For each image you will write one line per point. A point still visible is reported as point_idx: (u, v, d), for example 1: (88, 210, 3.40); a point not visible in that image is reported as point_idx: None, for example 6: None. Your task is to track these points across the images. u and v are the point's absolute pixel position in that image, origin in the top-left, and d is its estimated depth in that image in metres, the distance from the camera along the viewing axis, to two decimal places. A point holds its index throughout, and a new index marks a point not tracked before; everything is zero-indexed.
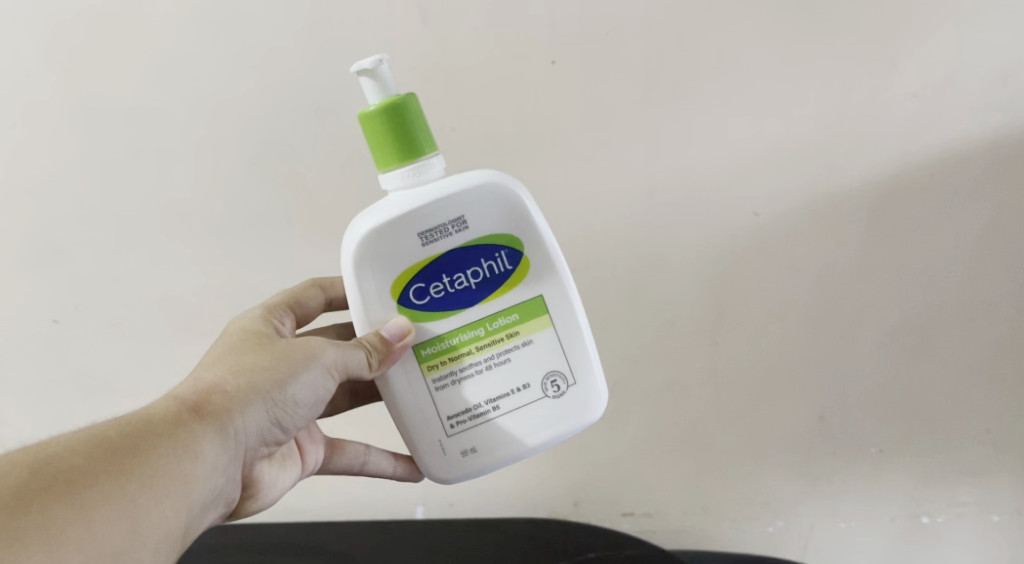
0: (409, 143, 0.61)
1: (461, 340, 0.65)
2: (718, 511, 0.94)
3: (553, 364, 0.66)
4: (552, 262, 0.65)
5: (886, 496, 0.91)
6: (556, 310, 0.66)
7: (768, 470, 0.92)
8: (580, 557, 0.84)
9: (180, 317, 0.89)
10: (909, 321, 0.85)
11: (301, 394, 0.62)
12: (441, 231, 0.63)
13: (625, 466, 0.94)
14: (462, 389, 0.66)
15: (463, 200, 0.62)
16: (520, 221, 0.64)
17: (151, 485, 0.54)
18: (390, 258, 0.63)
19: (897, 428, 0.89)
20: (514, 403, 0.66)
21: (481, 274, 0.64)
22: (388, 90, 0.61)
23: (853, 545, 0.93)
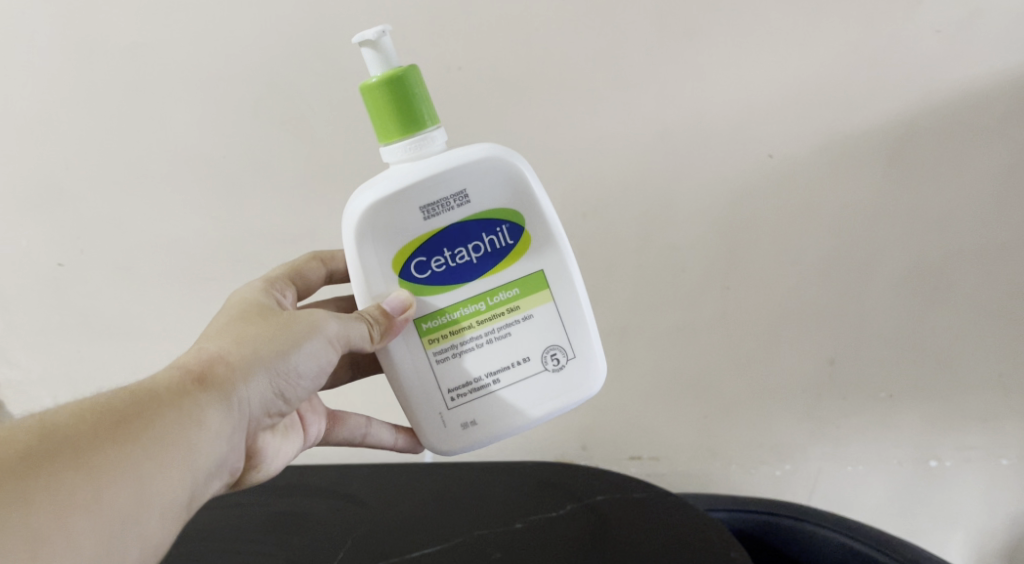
0: (410, 116, 0.60)
1: (461, 315, 0.65)
2: (726, 454, 0.95)
3: (553, 339, 0.66)
4: (552, 237, 0.65)
5: (895, 440, 0.92)
6: (556, 285, 0.65)
7: (777, 413, 0.92)
8: (589, 500, 0.84)
9: (185, 263, 0.89)
10: (922, 266, 0.83)
11: (304, 364, 0.62)
12: (442, 206, 0.62)
13: (633, 409, 0.94)
14: (463, 362, 0.66)
15: (465, 175, 0.62)
16: (520, 196, 0.63)
17: (158, 454, 0.53)
18: (391, 232, 0.63)
19: (908, 374, 0.89)
20: (514, 377, 0.66)
21: (481, 249, 0.64)
22: (390, 63, 0.60)
23: (859, 488, 0.95)
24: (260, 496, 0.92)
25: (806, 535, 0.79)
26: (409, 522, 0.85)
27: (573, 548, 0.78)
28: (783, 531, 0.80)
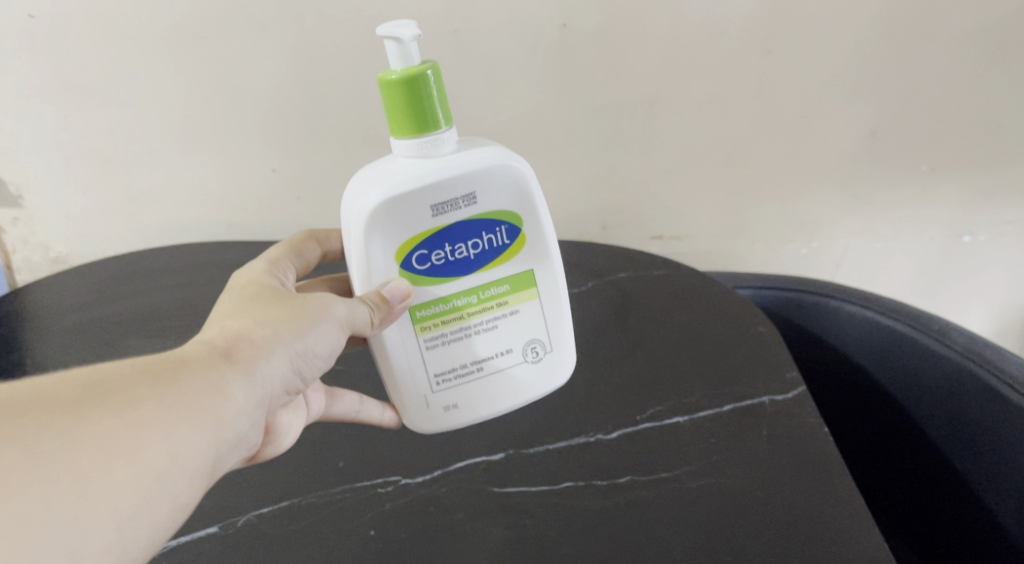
0: (422, 116, 0.49)
1: (449, 299, 0.53)
2: (751, 233, 0.92)
3: (534, 335, 0.55)
4: (546, 240, 0.54)
5: (929, 213, 0.89)
6: (544, 284, 0.54)
7: (808, 189, 0.88)
8: (610, 277, 0.79)
9: (152, 18, 0.73)
10: (990, 23, 0.76)
11: (321, 345, 0.50)
12: (449, 204, 0.50)
13: (657, 186, 0.87)
14: (445, 348, 0.53)
15: (478, 175, 0.50)
16: (531, 201, 0.52)
17: (190, 412, 0.43)
18: (386, 232, 0.50)
19: (956, 144, 0.84)
20: (496, 370, 0.55)
21: (479, 248, 0.52)
22: (412, 56, 0.48)
23: (886, 262, 0.93)
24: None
25: (830, 310, 0.78)
26: None
27: (597, 326, 0.72)
28: (804, 307, 0.79)
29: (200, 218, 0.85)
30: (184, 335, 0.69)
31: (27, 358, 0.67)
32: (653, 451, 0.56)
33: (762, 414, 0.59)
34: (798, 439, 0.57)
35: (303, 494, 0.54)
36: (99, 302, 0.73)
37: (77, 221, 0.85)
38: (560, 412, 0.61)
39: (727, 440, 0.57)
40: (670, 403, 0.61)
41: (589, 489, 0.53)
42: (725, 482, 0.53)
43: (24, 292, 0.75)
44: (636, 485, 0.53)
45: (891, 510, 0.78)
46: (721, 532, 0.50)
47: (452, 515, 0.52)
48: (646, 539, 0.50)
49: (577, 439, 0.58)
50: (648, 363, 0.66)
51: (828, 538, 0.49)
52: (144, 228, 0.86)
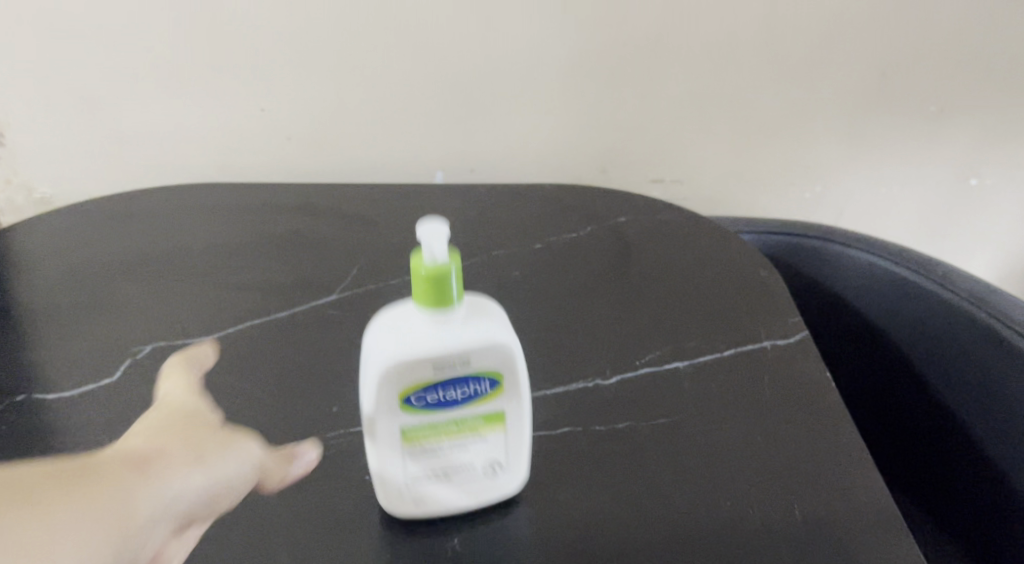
0: (433, 296, 0.41)
1: (419, 428, 0.44)
2: (754, 177, 0.89)
3: (495, 457, 0.46)
4: (521, 391, 0.45)
5: (937, 156, 0.88)
6: (514, 420, 0.45)
7: (816, 130, 0.86)
8: (611, 222, 0.76)
9: None
10: None
11: (233, 478, 0.40)
12: (450, 365, 0.43)
13: (660, 127, 0.84)
14: (404, 470, 0.45)
15: (487, 343, 0.43)
16: (527, 347, 0.45)
17: (99, 518, 0.33)
18: (383, 374, 0.42)
19: (965, 82, 0.83)
20: (455, 496, 0.46)
21: (468, 397, 0.44)
22: (438, 253, 0.40)
23: (890, 208, 0.91)
24: (253, 214, 0.76)
25: (831, 255, 0.77)
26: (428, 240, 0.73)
27: (595, 271, 0.69)
28: (805, 252, 0.78)
29: (187, 158, 0.82)
30: (173, 279, 0.67)
31: (12, 301, 0.64)
32: (651, 396, 0.55)
33: (762, 359, 0.58)
34: (798, 383, 0.56)
35: (297, 439, 0.52)
36: (88, 243, 0.71)
37: (58, 159, 0.80)
38: (558, 357, 0.59)
39: (727, 385, 0.56)
40: (667, 346, 0.60)
41: (588, 433, 0.52)
42: (726, 427, 0.52)
43: (6, 233, 0.72)
44: (633, 430, 0.52)
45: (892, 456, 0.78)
46: (722, 475, 0.49)
47: None
48: (646, 483, 0.49)
49: (574, 383, 0.56)
50: (647, 307, 0.64)
51: (830, 480, 0.49)
52: (129, 169, 0.82)
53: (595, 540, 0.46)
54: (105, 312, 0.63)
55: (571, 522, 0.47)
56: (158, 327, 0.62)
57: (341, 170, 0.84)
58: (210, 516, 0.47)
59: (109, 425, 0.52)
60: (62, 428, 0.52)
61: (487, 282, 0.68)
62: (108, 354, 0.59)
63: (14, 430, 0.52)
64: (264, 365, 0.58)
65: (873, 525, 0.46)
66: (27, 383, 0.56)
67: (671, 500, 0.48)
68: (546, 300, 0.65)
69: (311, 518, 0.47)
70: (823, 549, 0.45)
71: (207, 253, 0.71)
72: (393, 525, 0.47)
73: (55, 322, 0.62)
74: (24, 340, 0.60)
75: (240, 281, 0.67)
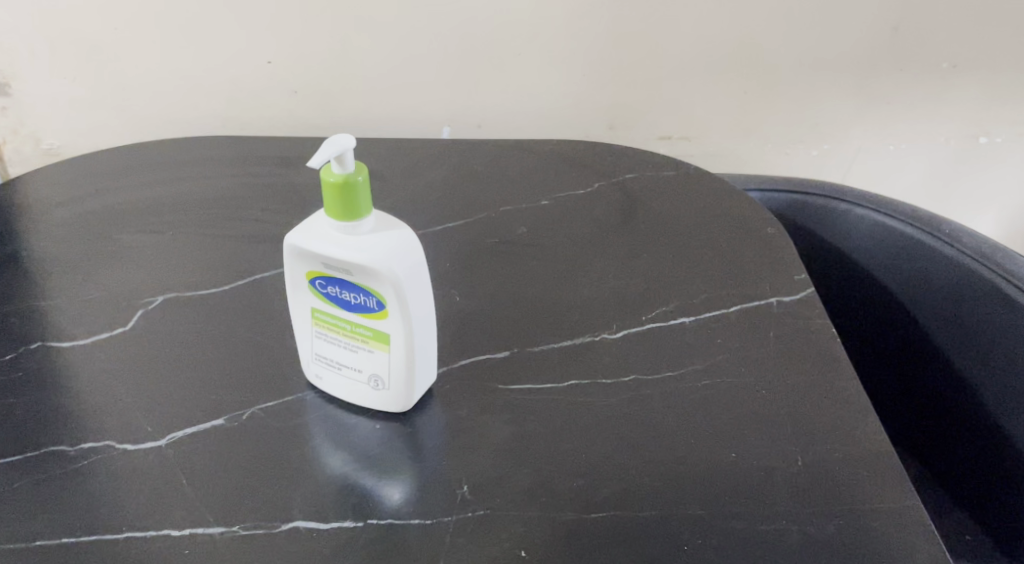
0: (338, 210, 0.44)
1: (324, 312, 0.49)
2: (762, 134, 0.88)
3: (379, 369, 0.49)
4: (403, 319, 0.47)
5: (946, 113, 0.87)
6: (394, 343, 0.48)
7: (825, 86, 0.85)
8: (618, 177, 0.76)
9: None
10: None
11: None
12: (339, 269, 0.46)
13: (667, 83, 0.84)
14: (316, 344, 0.50)
15: (366, 263, 0.45)
16: (417, 280, 0.47)
17: None
18: (291, 251, 0.47)
19: (977, 37, 0.82)
20: (348, 385, 0.51)
21: (355, 303, 0.47)
22: (344, 167, 0.43)
23: (897, 165, 0.91)
24: (260, 167, 0.76)
25: (839, 214, 0.77)
26: (435, 195, 0.73)
27: (602, 225, 0.70)
28: (812, 211, 0.78)
29: (193, 110, 0.81)
30: (182, 231, 0.67)
31: (23, 250, 0.64)
32: (657, 351, 0.55)
33: (768, 315, 0.59)
34: (803, 339, 0.56)
35: (307, 390, 0.53)
36: (96, 194, 0.72)
37: (66, 110, 0.80)
38: (564, 312, 0.59)
39: (732, 341, 0.56)
40: (675, 302, 0.60)
41: (595, 386, 0.53)
42: (730, 380, 0.53)
43: (14, 184, 0.72)
44: (639, 383, 0.53)
45: (897, 416, 0.79)
46: (728, 427, 0.50)
47: (457, 409, 0.51)
48: (653, 435, 0.49)
49: (581, 338, 0.57)
50: (654, 264, 0.64)
51: (834, 433, 0.49)
52: (137, 121, 0.82)
53: (603, 488, 0.46)
54: (115, 263, 0.63)
55: (580, 469, 0.47)
56: (168, 277, 0.62)
57: (346, 125, 0.83)
58: (225, 462, 0.47)
59: (123, 373, 0.53)
60: (77, 375, 0.53)
61: (494, 237, 0.68)
62: (120, 304, 0.59)
63: (31, 377, 0.53)
64: (274, 318, 0.58)
65: (878, 474, 0.47)
66: (41, 332, 0.56)
67: (678, 451, 0.48)
68: (552, 257, 0.65)
69: (324, 466, 0.48)
70: (828, 499, 0.46)
71: (216, 205, 0.71)
72: (405, 472, 0.47)
73: (66, 272, 0.62)
74: (37, 289, 0.60)
75: (249, 234, 0.67)
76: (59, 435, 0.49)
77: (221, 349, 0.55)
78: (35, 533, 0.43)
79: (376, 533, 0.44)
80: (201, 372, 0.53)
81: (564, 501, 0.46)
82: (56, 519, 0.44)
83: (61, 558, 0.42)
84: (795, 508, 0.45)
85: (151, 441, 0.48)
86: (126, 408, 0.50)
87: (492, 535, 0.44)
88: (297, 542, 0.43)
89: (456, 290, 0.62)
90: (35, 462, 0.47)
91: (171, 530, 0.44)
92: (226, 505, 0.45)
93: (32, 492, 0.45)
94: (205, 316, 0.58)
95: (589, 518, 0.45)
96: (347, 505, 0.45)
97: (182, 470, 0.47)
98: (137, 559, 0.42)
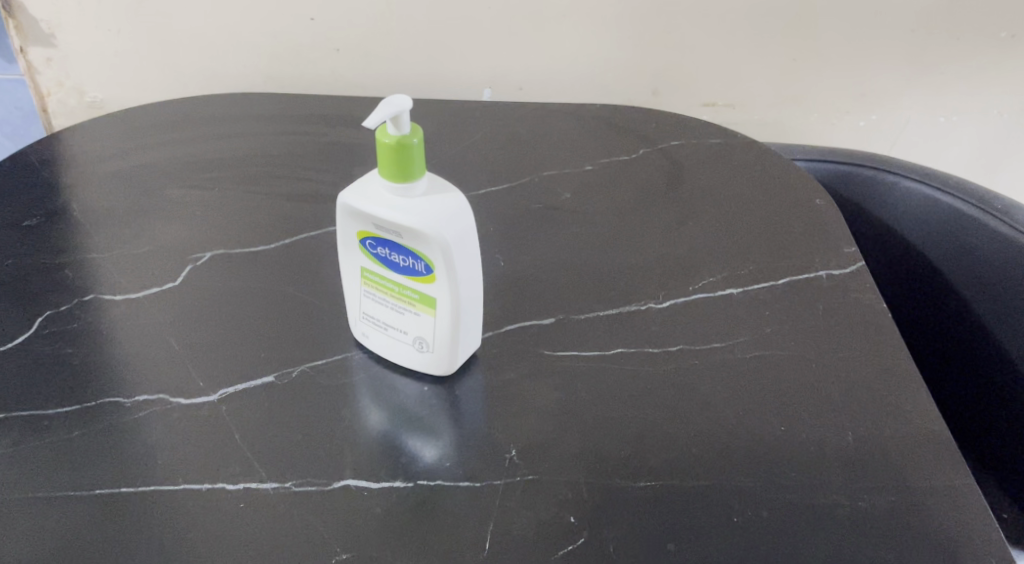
0: (393, 171, 0.44)
1: (373, 273, 0.49)
2: (810, 102, 0.86)
3: (425, 333, 0.49)
4: (451, 285, 0.47)
5: (1002, 85, 0.84)
6: (441, 308, 0.48)
7: (877, 54, 0.82)
8: (663, 144, 0.75)
9: None
10: None
11: None
12: (391, 231, 0.46)
13: (714, 48, 0.82)
14: (364, 303, 0.51)
15: (416, 226, 0.45)
16: (467, 246, 0.46)
17: None
18: (344, 211, 0.47)
19: None
20: (393, 347, 0.51)
21: (405, 266, 0.47)
22: (400, 128, 0.43)
23: (946, 138, 0.89)
24: (302, 125, 0.76)
25: (887, 186, 0.75)
26: (478, 158, 0.72)
27: (646, 193, 0.69)
28: (859, 183, 0.77)
29: (235, 65, 0.81)
30: (226, 188, 0.68)
31: (72, 203, 0.65)
32: (703, 322, 0.55)
33: (818, 288, 0.58)
34: (854, 314, 0.56)
35: (356, 350, 0.53)
36: (142, 149, 0.72)
37: (111, 62, 0.80)
38: (610, 280, 0.59)
39: (781, 313, 0.56)
40: (721, 273, 0.59)
41: (641, 355, 0.52)
42: (779, 353, 0.53)
43: (62, 136, 0.73)
44: (686, 354, 0.53)
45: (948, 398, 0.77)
46: (777, 399, 0.49)
47: (504, 374, 0.51)
48: (700, 406, 0.49)
49: (627, 306, 0.56)
50: (700, 233, 0.64)
51: (885, 409, 0.49)
52: (180, 75, 0.81)
53: (651, 457, 0.46)
54: (163, 218, 0.64)
55: (627, 437, 0.47)
56: (215, 234, 0.62)
57: (387, 84, 0.83)
58: (276, 419, 0.48)
59: (174, 327, 0.54)
60: (130, 327, 0.53)
61: (537, 203, 0.67)
62: (169, 259, 0.60)
63: (85, 328, 0.53)
64: (321, 278, 0.58)
65: (927, 453, 0.46)
66: (93, 285, 0.57)
67: (726, 422, 0.48)
68: (596, 224, 0.65)
69: (374, 427, 0.48)
70: (880, 475, 0.45)
71: (260, 162, 0.71)
72: (455, 435, 0.48)
73: (116, 226, 0.63)
74: (88, 242, 0.61)
75: (293, 192, 0.67)
76: (114, 387, 0.50)
77: (269, 307, 0.55)
78: (94, 482, 0.44)
79: (427, 493, 0.45)
80: (250, 329, 0.54)
81: (613, 469, 0.46)
82: (114, 468, 0.45)
83: (119, 508, 0.43)
84: (845, 482, 0.45)
85: (204, 396, 0.49)
86: (178, 363, 0.51)
87: (541, 500, 0.44)
88: (349, 501, 0.44)
89: (500, 255, 0.61)
90: (92, 413, 0.48)
91: (226, 484, 0.44)
92: (278, 462, 0.46)
93: (90, 441, 0.46)
94: (252, 273, 0.58)
95: (638, 486, 0.45)
96: (398, 466, 0.46)
97: (235, 426, 0.47)
98: (194, 510, 0.43)
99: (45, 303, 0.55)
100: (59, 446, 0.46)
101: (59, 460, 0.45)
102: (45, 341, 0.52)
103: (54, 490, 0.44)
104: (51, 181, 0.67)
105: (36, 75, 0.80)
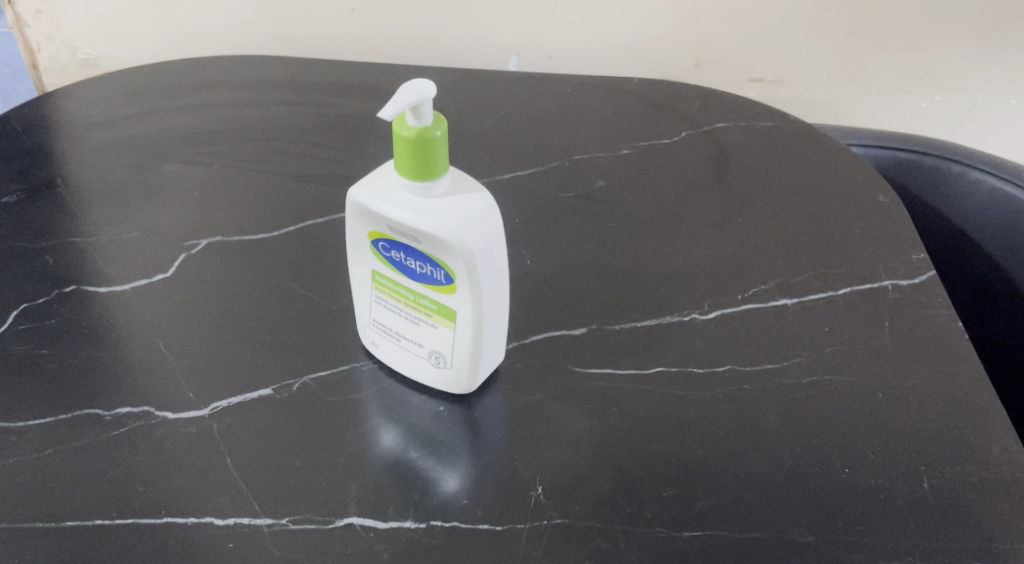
0: (414, 167, 0.38)
1: (385, 277, 0.43)
2: (868, 80, 0.78)
3: (442, 349, 0.43)
4: (473, 298, 0.41)
5: None
6: (461, 321, 0.42)
7: (947, 29, 0.74)
8: (706, 126, 0.68)
9: None
10: None
11: None
12: (406, 235, 0.40)
13: (766, 19, 0.74)
14: (374, 310, 0.45)
15: (435, 231, 0.38)
16: (493, 254, 0.40)
17: None
18: (356, 210, 0.41)
19: None
20: (407, 361, 0.45)
21: (423, 275, 0.41)
22: (421, 117, 0.37)
23: (1015, 123, 0.80)
24: (310, 94, 0.69)
25: (953, 178, 0.68)
26: (502, 138, 0.66)
27: (688, 182, 0.62)
28: (921, 173, 0.69)
29: (239, 23, 0.74)
30: (227, 164, 0.61)
31: (57, 177, 0.59)
32: (753, 338, 0.49)
33: (883, 302, 0.52)
34: (925, 333, 0.49)
35: (364, 360, 0.47)
36: (136, 116, 0.66)
37: (105, 17, 0.73)
38: (647, 284, 0.53)
39: (842, 331, 0.49)
40: (774, 280, 0.53)
41: (684, 377, 0.47)
42: (840, 380, 0.47)
43: (49, 100, 0.66)
44: (734, 376, 0.47)
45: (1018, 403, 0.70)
46: (839, 436, 0.44)
47: (529, 395, 0.46)
48: (750, 441, 0.43)
49: (667, 317, 0.50)
50: (749, 232, 0.57)
51: (963, 451, 0.43)
52: (179, 32, 0.74)
53: (696, 502, 0.41)
54: (156, 197, 0.58)
55: (669, 477, 0.42)
56: (213, 217, 0.56)
57: (404, 48, 0.75)
58: (273, 441, 0.43)
59: (162, 326, 0.48)
60: (114, 326, 0.48)
61: (567, 191, 0.61)
62: (160, 245, 0.54)
63: (65, 325, 0.48)
64: (325, 273, 0.52)
65: (1012, 505, 0.41)
66: (75, 274, 0.51)
67: (782, 462, 0.42)
68: (631, 217, 0.58)
69: (385, 452, 0.43)
70: (958, 531, 0.40)
71: (263, 135, 0.65)
72: (475, 467, 0.42)
73: (104, 206, 0.57)
74: (73, 224, 0.55)
75: (299, 171, 0.61)
76: (93, 395, 0.44)
77: (267, 306, 0.50)
78: (66, 511, 0.39)
79: (442, 537, 0.39)
80: (245, 332, 0.48)
81: (653, 514, 0.40)
82: (90, 496, 0.40)
83: (93, 543, 0.38)
84: (920, 540, 0.39)
85: (193, 411, 0.44)
86: (165, 369, 0.46)
87: (571, 549, 0.39)
88: (353, 543, 0.39)
89: (526, 251, 0.55)
90: (68, 427, 0.43)
91: (215, 519, 0.39)
92: (274, 493, 0.40)
93: (64, 461, 0.41)
94: (251, 265, 0.53)
95: (681, 536, 0.40)
96: (410, 502, 0.41)
97: (228, 449, 0.42)
98: (179, 549, 0.38)
99: (22, 294, 0.50)
100: (30, 466, 0.41)
101: (30, 483, 0.40)
102: (18, 339, 0.47)
103: (22, 520, 0.39)
104: (36, 150, 0.61)
105: (24, 29, 0.73)
